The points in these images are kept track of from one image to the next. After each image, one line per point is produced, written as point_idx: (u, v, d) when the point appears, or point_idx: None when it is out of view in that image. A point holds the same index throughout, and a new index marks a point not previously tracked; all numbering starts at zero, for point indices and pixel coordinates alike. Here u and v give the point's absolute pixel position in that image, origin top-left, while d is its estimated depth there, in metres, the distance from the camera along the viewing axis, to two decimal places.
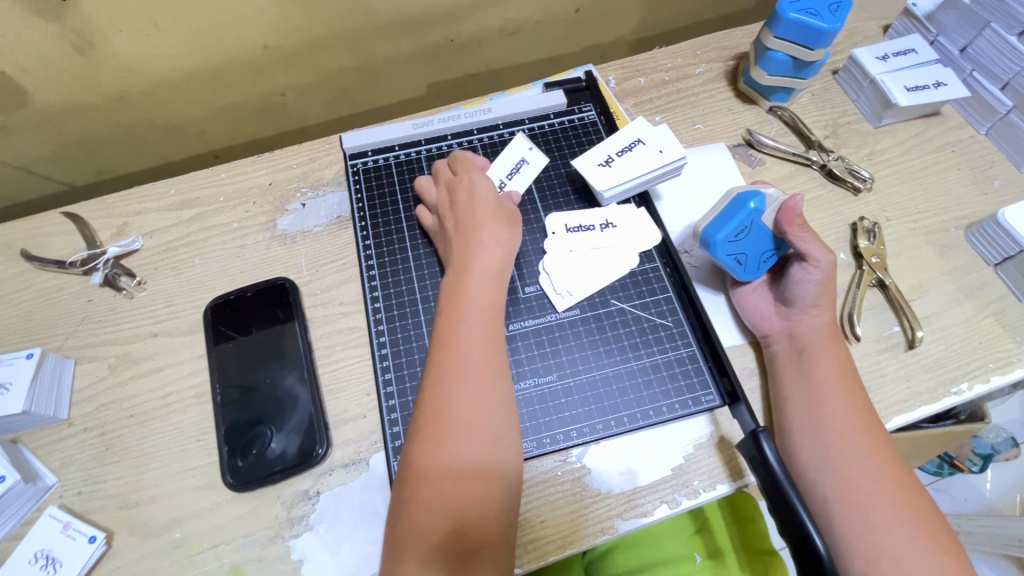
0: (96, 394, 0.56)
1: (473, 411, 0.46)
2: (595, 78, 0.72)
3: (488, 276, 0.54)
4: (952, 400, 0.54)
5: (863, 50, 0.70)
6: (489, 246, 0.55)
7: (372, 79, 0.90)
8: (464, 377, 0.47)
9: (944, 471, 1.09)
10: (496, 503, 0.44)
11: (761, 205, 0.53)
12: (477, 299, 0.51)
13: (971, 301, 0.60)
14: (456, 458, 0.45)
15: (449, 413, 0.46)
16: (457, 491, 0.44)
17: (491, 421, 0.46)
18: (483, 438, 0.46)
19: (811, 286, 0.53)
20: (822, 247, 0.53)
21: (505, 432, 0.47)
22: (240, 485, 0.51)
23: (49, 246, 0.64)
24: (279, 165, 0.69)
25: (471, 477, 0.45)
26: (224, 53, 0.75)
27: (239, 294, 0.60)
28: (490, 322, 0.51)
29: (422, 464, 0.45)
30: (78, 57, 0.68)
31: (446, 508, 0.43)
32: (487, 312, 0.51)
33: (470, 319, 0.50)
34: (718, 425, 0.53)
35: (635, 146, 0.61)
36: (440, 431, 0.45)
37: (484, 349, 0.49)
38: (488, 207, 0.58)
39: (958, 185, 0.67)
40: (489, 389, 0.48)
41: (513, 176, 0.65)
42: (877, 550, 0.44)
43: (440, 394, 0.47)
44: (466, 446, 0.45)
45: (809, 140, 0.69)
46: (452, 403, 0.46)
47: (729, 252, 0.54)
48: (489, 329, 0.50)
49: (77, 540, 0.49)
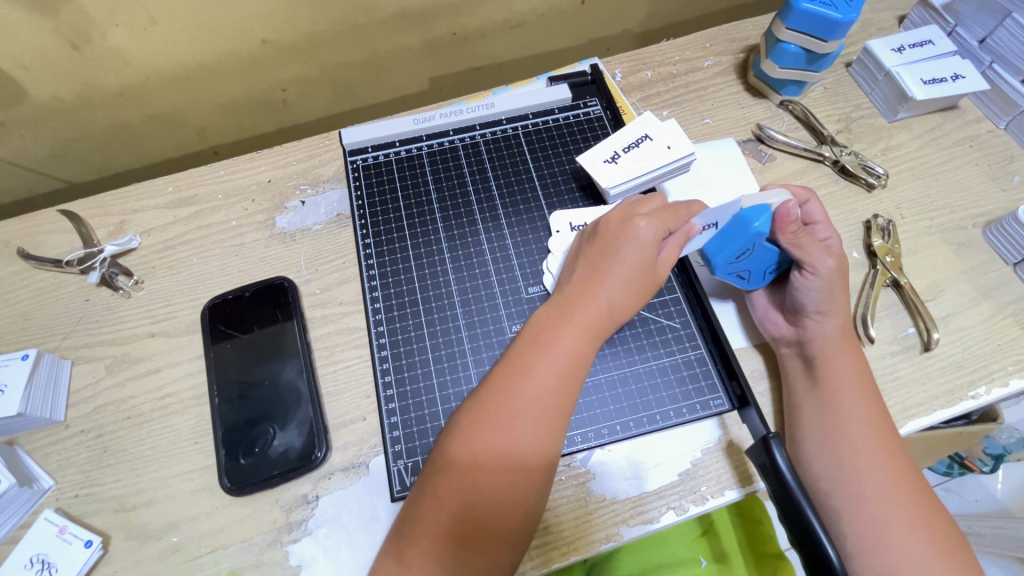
0: (93, 395, 0.55)
1: (534, 421, 0.43)
2: (600, 71, 0.70)
3: (594, 327, 0.46)
4: (969, 405, 0.53)
5: (878, 41, 0.68)
6: (607, 294, 0.47)
7: (374, 74, 0.88)
8: (533, 390, 0.44)
9: (954, 471, 1.07)
10: (521, 506, 0.42)
11: (766, 225, 0.50)
12: (577, 341, 0.46)
13: (989, 301, 0.58)
14: (500, 458, 0.42)
15: (511, 421, 0.43)
16: (488, 488, 0.42)
17: (547, 435, 0.43)
18: (535, 447, 0.43)
19: (813, 292, 0.51)
20: (819, 252, 0.51)
21: (553, 444, 0.44)
22: (237, 489, 0.50)
23: (46, 245, 0.64)
24: (279, 162, 0.68)
25: (510, 487, 0.42)
26: (223, 48, 0.74)
27: (237, 293, 0.59)
28: (571, 367, 0.45)
29: (464, 457, 0.42)
30: (74, 52, 0.67)
31: (463, 501, 0.42)
32: (579, 354, 0.46)
33: (556, 349, 0.45)
34: (726, 429, 0.52)
35: (643, 141, 0.59)
36: (490, 432, 0.43)
37: (565, 379, 0.45)
38: (631, 257, 0.48)
39: (975, 181, 0.64)
40: (556, 410, 0.44)
41: (626, 152, 0.59)
42: (893, 563, 0.43)
43: (505, 399, 0.43)
44: (515, 454, 0.42)
45: (822, 135, 0.67)
46: (516, 412, 0.43)
47: (730, 270, 0.54)
48: (576, 365, 0.45)
49: (73, 544, 0.48)
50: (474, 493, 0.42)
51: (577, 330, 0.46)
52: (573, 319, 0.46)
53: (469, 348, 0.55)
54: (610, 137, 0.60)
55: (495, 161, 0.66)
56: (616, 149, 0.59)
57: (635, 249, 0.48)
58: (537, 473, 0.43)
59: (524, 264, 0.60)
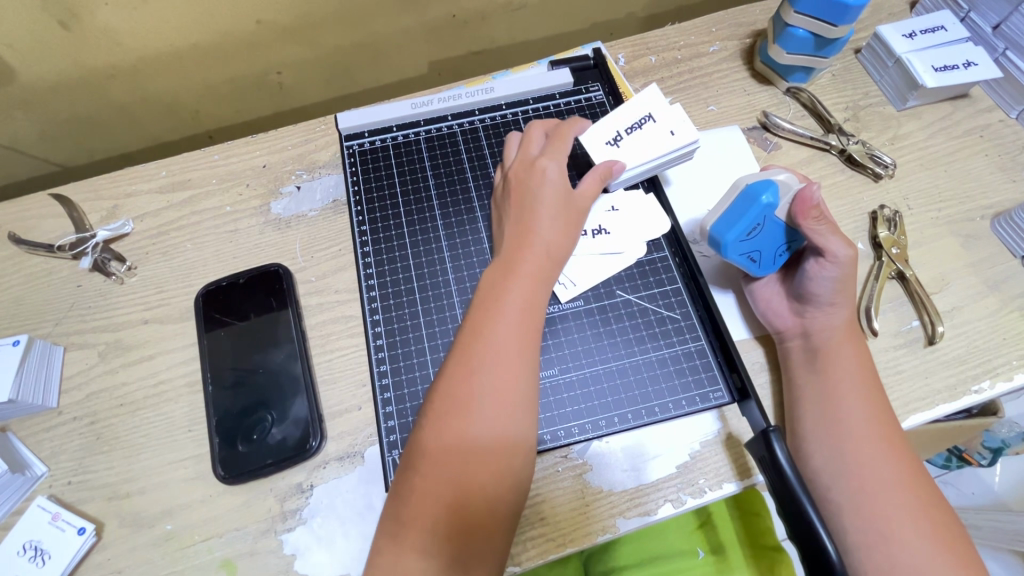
0: (86, 382, 0.55)
1: (496, 367, 0.44)
2: (603, 56, 0.69)
3: (535, 274, 0.49)
4: (972, 399, 0.52)
5: (889, 26, 0.66)
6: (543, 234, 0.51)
7: (372, 57, 0.86)
8: (487, 337, 0.46)
9: (952, 464, 1.06)
10: (506, 453, 0.42)
11: (774, 198, 0.48)
12: (521, 287, 0.48)
13: (996, 294, 0.57)
14: (469, 407, 0.43)
15: (470, 376, 0.44)
16: (466, 443, 0.42)
17: (515, 377, 0.44)
18: (502, 389, 0.44)
19: (827, 282, 0.50)
20: (839, 239, 0.49)
21: (523, 383, 0.45)
22: (232, 478, 0.50)
23: (38, 229, 0.63)
24: (274, 146, 0.66)
25: (487, 434, 0.42)
26: (217, 29, 0.72)
27: (231, 281, 0.58)
28: (525, 316, 0.47)
29: (435, 416, 0.44)
30: (63, 32, 0.65)
31: (452, 479, 0.41)
32: (528, 297, 0.48)
33: (507, 306, 0.47)
34: (726, 422, 0.51)
35: (645, 123, 0.57)
36: (453, 385, 0.44)
37: (518, 320, 0.47)
38: (557, 203, 0.53)
39: (985, 172, 0.63)
40: (516, 349, 0.45)
41: (630, 135, 0.57)
42: (897, 558, 0.42)
43: (464, 357, 0.45)
44: (482, 402, 0.43)
45: (829, 123, 0.65)
46: (475, 362, 0.44)
47: (740, 251, 0.51)
48: (528, 307, 0.48)
49: (66, 531, 0.48)
50: (454, 451, 0.42)
51: (521, 277, 0.49)
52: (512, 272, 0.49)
53: None
54: (611, 117, 0.58)
55: (495, 147, 0.65)
56: (619, 132, 0.57)
57: (554, 192, 0.53)
58: (511, 412, 0.43)
59: None
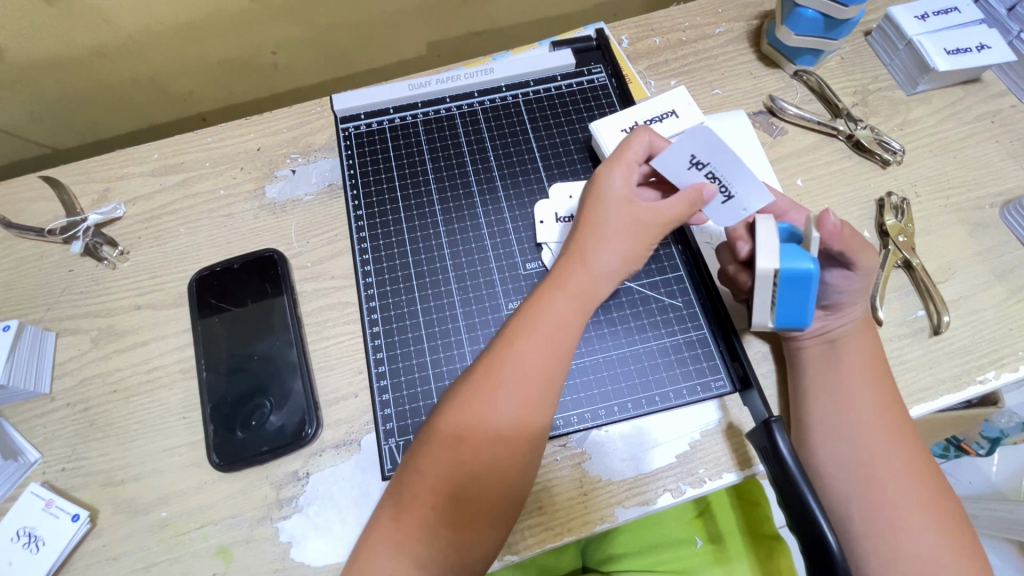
0: (79, 367, 0.54)
1: (519, 393, 0.41)
2: (606, 37, 0.67)
3: (581, 298, 0.45)
4: (977, 389, 0.51)
5: (901, 7, 0.64)
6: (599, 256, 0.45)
7: (369, 37, 0.85)
8: (517, 357, 0.42)
9: (950, 454, 1.06)
10: (507, 481, 0.40)
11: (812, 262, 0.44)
12: (562, 307, 0.44)
13: (1004, 283, 0.56)
14: (487, 431, 0.40)
15: (490, 390, 0.41)
16: (476, 463, 0.40)
17: (532, 404, 0.41)
18: (519, 415, 0.41)
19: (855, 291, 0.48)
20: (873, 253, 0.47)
21: (539, 413, 0.42)
22: (227, 465, 0.49)
23: (27, 212, 0.61)
24: (269, 129, 0.65)
25: (496, 460, 0.40)
26: (209, 6, 0.70)
27: (225, 266, 0.57)
28: (560, 342, 0.43)
29: (451, 430, 0.41)
30: (49, 9, 0.63)
31: (449, 479, 0.40)
32: (565, 319, 0.44)
33: (541, 328, 0.43)
34: (726, 412, 0.51)
35: (666, 117, 0.56)
36: (473, 402, 0.41)
37: (550, 345, 0.43)
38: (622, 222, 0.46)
39: (995, 158, 0.62)
40: (545, 376, 0.42)
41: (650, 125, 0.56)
42: (896, 547, 0.42)
43: (489, 368, 0.42)
44: (498, 422, 0.41)
45: (836, 107, 0.64)
46: (499, 379, 0.41)
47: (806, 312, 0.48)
48: (564, 329, 0.44)
49: (60, 518, 0.47)
50: (463, 469, 0.40)
51: (566, 296, 0.45)
52: (556, 293, 0.45)
53: (464, 324, 0.54)
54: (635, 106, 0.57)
55: (494, 131, 0.63)
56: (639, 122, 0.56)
57: (614, 204, 0.46)
58: (526, 442, 0.41)
59: (521, 238, 0.57)
